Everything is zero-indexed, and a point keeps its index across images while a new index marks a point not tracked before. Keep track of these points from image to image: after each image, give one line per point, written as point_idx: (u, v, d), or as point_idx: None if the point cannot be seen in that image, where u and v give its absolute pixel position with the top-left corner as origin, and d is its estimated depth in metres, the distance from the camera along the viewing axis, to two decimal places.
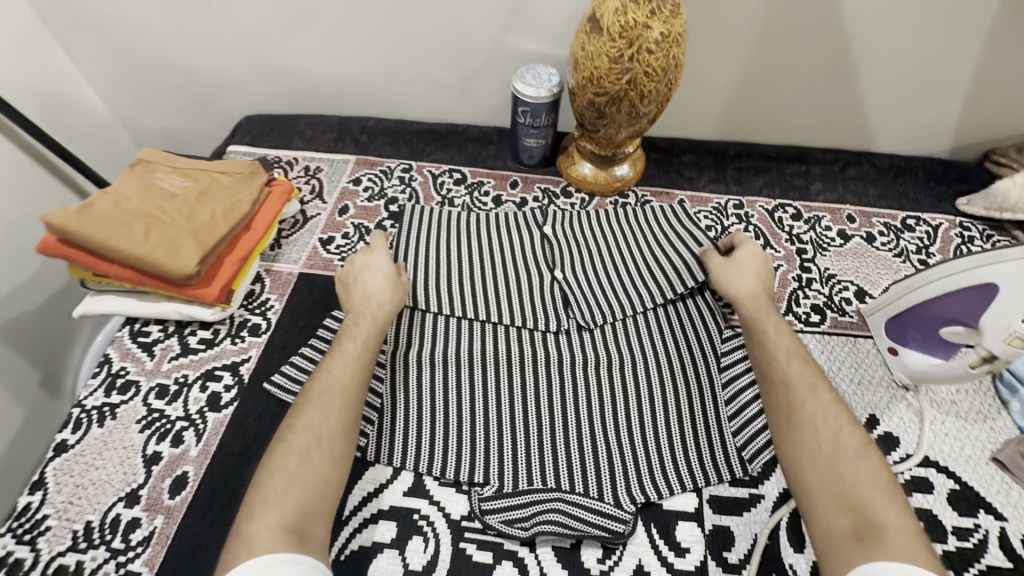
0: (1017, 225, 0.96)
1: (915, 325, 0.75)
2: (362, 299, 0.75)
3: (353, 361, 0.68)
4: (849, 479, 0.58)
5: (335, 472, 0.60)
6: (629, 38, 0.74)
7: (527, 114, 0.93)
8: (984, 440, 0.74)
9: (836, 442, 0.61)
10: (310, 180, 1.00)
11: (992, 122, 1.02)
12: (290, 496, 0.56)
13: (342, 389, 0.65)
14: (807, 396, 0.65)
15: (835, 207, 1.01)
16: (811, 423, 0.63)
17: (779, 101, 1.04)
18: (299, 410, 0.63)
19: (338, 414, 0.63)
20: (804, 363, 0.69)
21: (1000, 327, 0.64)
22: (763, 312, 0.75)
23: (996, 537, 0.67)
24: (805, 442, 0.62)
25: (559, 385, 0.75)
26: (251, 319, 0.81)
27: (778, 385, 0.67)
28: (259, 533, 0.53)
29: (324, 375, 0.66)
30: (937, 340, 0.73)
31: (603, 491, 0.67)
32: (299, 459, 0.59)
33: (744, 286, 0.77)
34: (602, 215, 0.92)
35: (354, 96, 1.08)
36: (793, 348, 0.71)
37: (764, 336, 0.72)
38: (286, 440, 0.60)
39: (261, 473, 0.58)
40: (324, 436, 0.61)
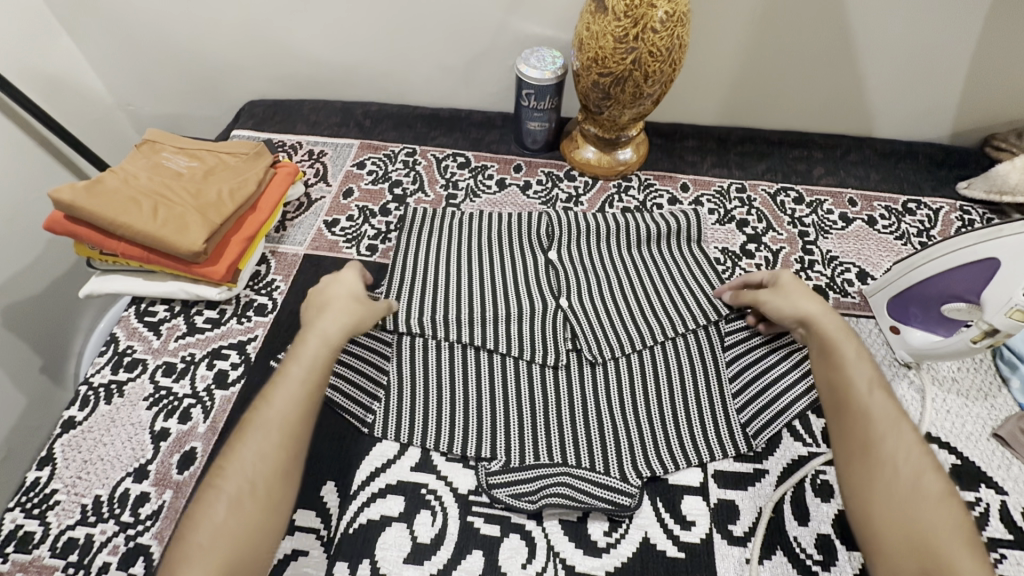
0: (1017, 209, 0.97)
1: (917, 302, 0.76)
2: (326, 316, 0.68)
3: (297, 390, 0.61)
4: (930, 528, 0.53)
5: (273, 521, 0.55)
6: (634, 17, 0.75)
7: (531, 96, 0.94)
8: (985, 417, 0.75)
9: (916, 486, 0.55)
10: (314, 163, 1.00)
11: (992, 107, 1.03)
12: (214, 552, 0.51)
13: (283, 425, 0.58)
14: (893, 437, 0.59)
15: (836, 190, 1.02)
16: (890, 463, 0.57)
17: (782, 86, 1.04)
18: (229, 450, 0.57)
19: (276, 454, 0.57)
20: (886, 397, 0.62)
21: (1001, 302, 0.64)
22: (840, 332, 0.68)
23: (997, 510, 0.67)
24: (882, 481, 0.56)
25: (567, 365, 0.76)
26: (257, 300, 0.81)
27: (862, 418, 0.60)
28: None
29: (262, 407, 0.60)
30: (941, 315, 0.74)
31: (609, 466, 0.68)
32: (229, 506, 0.54)
33: (814, 301, 0.71)
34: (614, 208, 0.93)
35: (357, 81, 1.09)
36: (877, 380, 0.64)
37: (840, 365, 0.65)
38: (217, 477, 0.55)
39: (187, 520, 0.54)
40: (256, 478, 0.55)
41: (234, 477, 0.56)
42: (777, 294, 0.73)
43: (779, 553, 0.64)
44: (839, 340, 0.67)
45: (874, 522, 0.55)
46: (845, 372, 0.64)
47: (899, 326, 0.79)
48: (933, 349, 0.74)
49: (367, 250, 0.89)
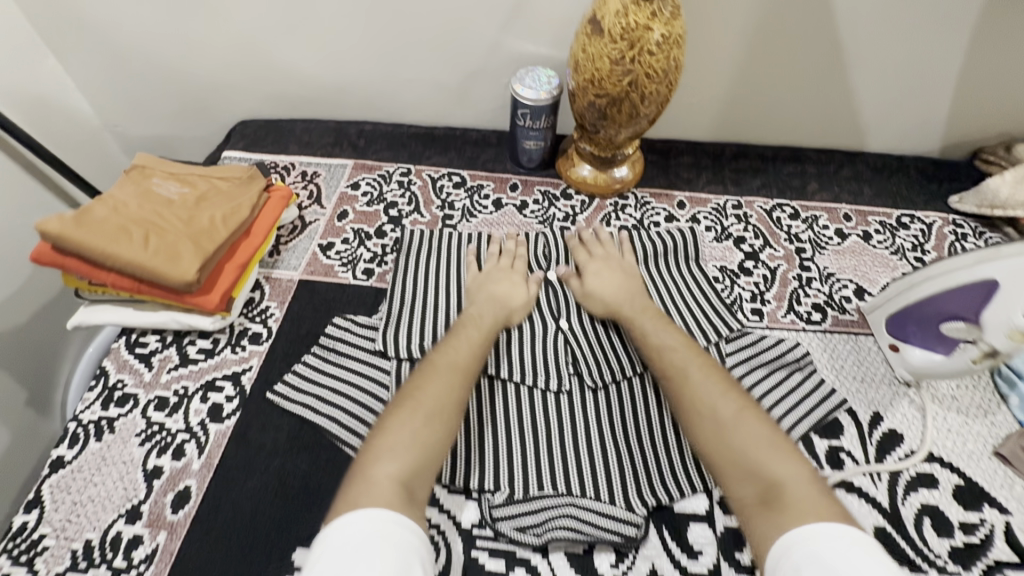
0: (1008, 223, 0.98)
1: (915, 321, 0.76)
2: (491, 301, 0.78)
3: (474, 347, 0.71)
4: (749, 451, 0.62)
5: (447, 444, 0.62)
6: (630, 40, 0.75)
7: (527, 116, 0.93)
8: (985, 435, 0.75)
9: (724, 425, 0.64)
10: (308, 185, 0.99)
11: (980, 122, 1.05)
12: (405, 455, 0.59)
13: (461, 371, 0.68)
14: (700, 389, 0.67)
15: (831, 206, 1.02)
16: (705, 414, 0.66)
17: (776, 103, 1.05)
18: (423, 379, 0.66)
19: (458, 392, 0.66)
20: (682, 355, 0.71)
21: (1001, 323, 0.66)
22: (638, 314, 0.77)
23: (1001, 531, 0.68)
24: (705, 424, 0.65)
25: (569, 390, 0.75)
26: (251, 328, 0.80)
27: (671, 374, 0.70)
28: (382, 477, 0.56)
29: (448, 354, 0.70)
30: (941, 335, 0.73)
31: (614, 495, 0.67)
32: (425, 421, 0.62)
33: (614, 296, 0.80)
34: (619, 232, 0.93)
35: (351, 100, 1.07)
36: (673, 340, 0.74)
37: (644, 336, 0.75)
38: (415, 397, 0.64)
39: (383, 424, 0.62)
40: (444, 406, 0.64)
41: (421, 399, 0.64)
42: (588, 285, 0.82)
43: None
44: (640, 318, 0.77)
45: (711, 463, 0.64)
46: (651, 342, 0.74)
47: (899, 344, 0.79)
48: (935, 368, 0.75)
49: (363, 273, 0.87)
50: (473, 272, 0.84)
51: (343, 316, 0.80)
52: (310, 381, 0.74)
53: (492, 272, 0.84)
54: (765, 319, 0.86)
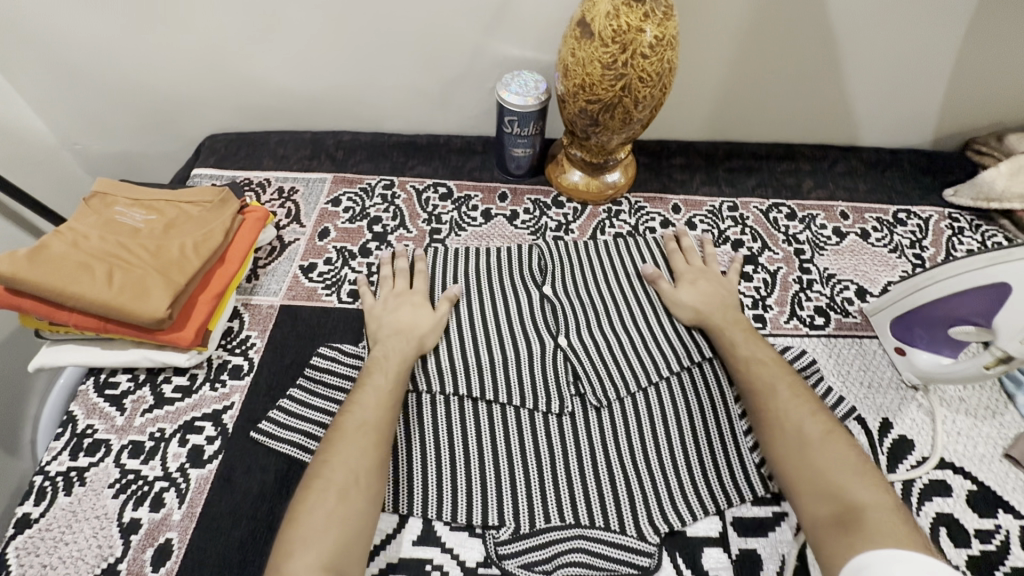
0: (1004, 215, 0.97)
1: (922, 323, 0.74)
2: (396, 338, 0.74)
3: (384, 397, 0.67)
4: (832, 468, 0.61)
5: (370, 513, 0.59)
6: (622, 43, 0.71)
7: (514, 123, 0.89)
8: (995, 437, 0.74)
9: (806, 440, 0.63)
10: (285, 203, 0.94)
11: (972, 113, 1.03)
12: (323, 540, 0.55)
13: (371, 429, 0.63)
14: (788, 402, 0.67)
15: (827, 204, 1.00)
16: (785, 427, 0.65)
17: (768, 99, 1.02)
18: (331, 447, 0.62)
19: (374, 451, 0.62)
20: (769, 367, 0.71)
21: (1015, 328, 0.63)
22: (725, 324, 0.76)
23: (1017, 537, 0.66)
24: (787, 436, 0.64)
25: (571, 413, 0.72)
26: (231, 361, 0.75)
27: (756, 386, 0.69)
28: (301, 569, 0.53)
29: (355, 411, 0.65)
30: (949, 337, 0.72)
31: (625, 523, 0.64)
32: (337, 497, 0.58)
33: (704, 305, 0.78)
34: (615, 240, 0.90)
35: (327, 110, 1.02)
36: (763, 354, 0.73)
37: (733, 347, 0.73)
38: (320, 476, 0.60)
39: (295, 509, 0.58)
40: (360, 474, 0.60)
41: (331, 472, 0.60)
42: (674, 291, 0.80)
43: None
44: (727, 326, 0.76)
45: (785, 476, 0.63)
46: (739, 353, 0.73)
47: (905, 347, 0.77)
48: (941, 372, 0.73)
49: (348, 296, 0.82)
50: (371, 300, 0.79)
51: (328, 345, 0.75)
52: (297, 416, 0.69)
53: (388, 300, 0.79)
54: (768, 326, 0.84)
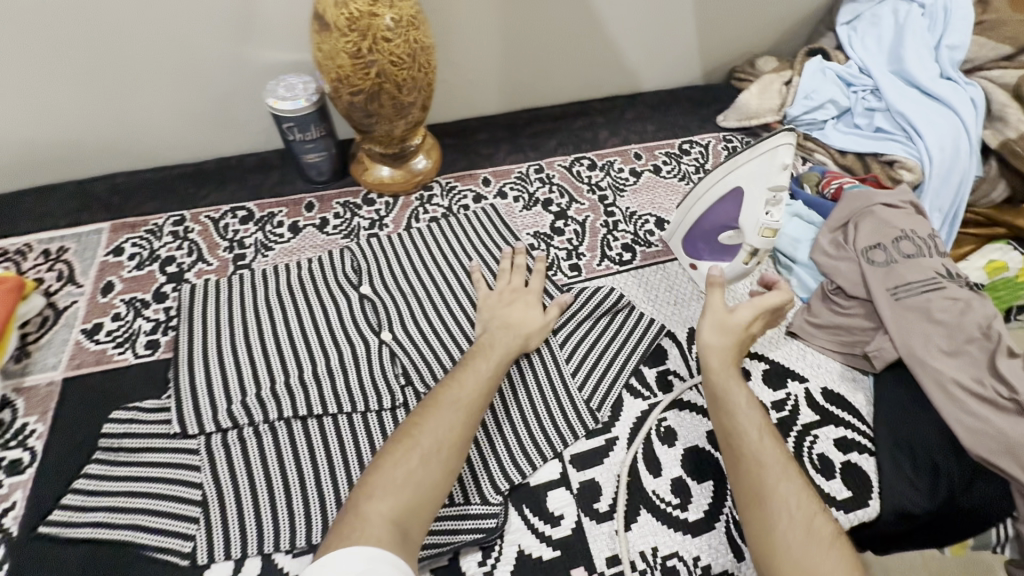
0: (764, 129, 1.12)
1: (702, 238, 0.81)
2: (505, 328, 0.73)
3: (485, 382, 0.66)
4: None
5: (443, 483, 0.58)
6: (360, 30, 0.70)
7: (294, 129, 0.86)
8: (780, 319, 0.86)
9: (806, 533, 0.53)
10: (53, 265, 0.83)
11: (724, 46, 1.17)
12: (398, 494, 0.55)
13: (464, 406, 0.63)
14: (783, 483, 0.57)
15: (622, 149, 1.08)
16: (779, 513, 0.55)
17: (551, 62, 1.07)
18: (424, 412, 0.62)
19: (464, 431, 0.61)
20: (772, 442, 0.60)
21: (754, 224, 0.73)
22: (727, 374, 0.66)
23: (804, 398, 0.77)
24: (779, 531, 0.54)
25: (405, 403, 0.71)
26: (6, 456, 0.65)
27: (748, 463, 0.59)
28: (373, 514, 0.52)
29: (454, 386, 0.65)
30: (717, 245, 0.81)
31: (469, 492, 0.66)
32: (420, 459, 0.57)
33: (716, 352, 0.67)
34: (429, 225, 0.91)
35: (87, 154, 0.91)
36: (764, 423, 0.62)
37: (733, 409, 0.64)
38: (411, 435, 0.59)
39: (382, 456, 0.58)
40: (445, 445, 0.59)
41: (425, 438, 0.59)
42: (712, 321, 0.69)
43: (642, 512, 0.66)
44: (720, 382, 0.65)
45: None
46: (738, 421, 0.62)
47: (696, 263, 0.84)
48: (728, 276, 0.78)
49: (146, 348, 0.75)
50: (483, 290, 0.80)
51: (125, 406, 0.69)
52: (97, 493, 0.62)
53: (207, 335, 0.76)
54: (583, 272, 0.89)
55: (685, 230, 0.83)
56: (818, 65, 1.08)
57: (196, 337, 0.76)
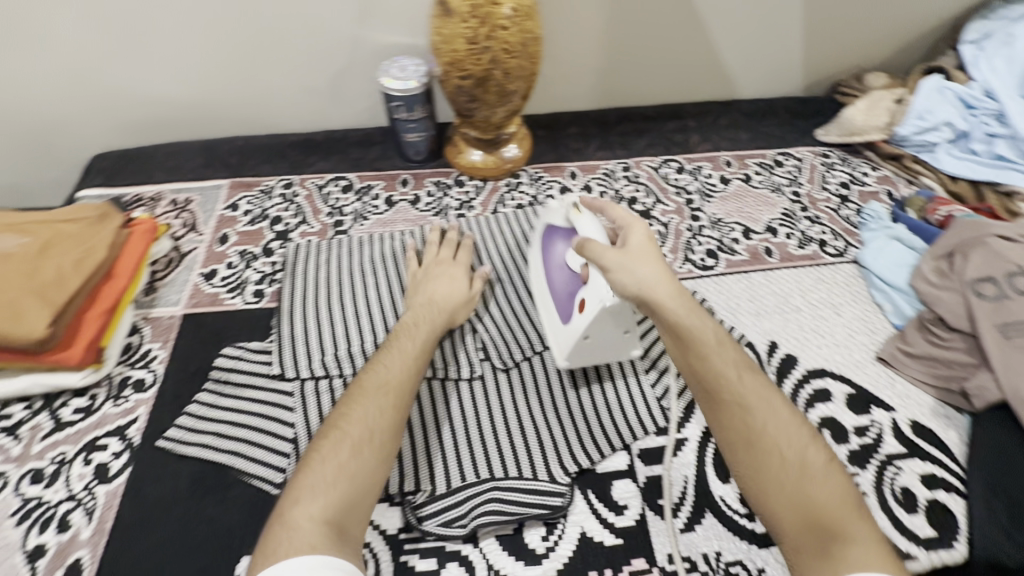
0: (868, 147, 1.07)
1: (566, 289, 0.72)
2: (428, 305, 0.74)
3: (411, 360, 0.65)
4: (830, 506, 0.53)
5: (381, 471, 0.57)
6: (481, 17, 0.74)
7: (401, 108, 0.91)
8: (868, 344, 0.82)
9: (802, 466, 0.56)
10: (180, 214, 0.92)
11: (832, 58, 1.12)
12: (331, 491, 0.53)
13: (389, 390, 0.62)
14: (764, 415, 0.59)
15: (713, 155, 1.07)
16: (773, 447, 0.57)
17: (649, 62, 1.07)
18: (351, 403, 0.61)
19: (393, 410, 0.60)
20: (752, 376, 0.62)
21: (562, 207, 0.75)
22: (695, 312, 0.64)
23: (889, 427, 0.74)
24: (772, 469, 0.56)
25: (481, 376, 0.74)
26: (133, 375, 0.74)
27: (731, 403, 0.60)
28: (303, 519, 0.51)
29: (380, 369, 0.64)
30: (565, 275, 0.73)
31: (537, 468, 0.67)
32: (350, 450, 0.56)
33: (657, 283, 0.63)
34: (515, 211, 0.93)
35: (215, 116, 1.00)
36: (737, 358, 0.63)
37: (705, 351, 0.62)
38: (339, 428, 0.58)
39: (310, 455, 0.57)
40: (376, 432, 0.58)
41: (349, 428, 0.58)
42: (625, 259, 0.63)
43: (708, 515, 0.66)
44: (684, 313, 0.63)
45: (773, 517, 0.55)
46: (708, 356, 0.62)
47: (581, 298, 0.69)
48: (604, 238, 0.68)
49: (253, 296, 0.82)
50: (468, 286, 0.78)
51: (234, 345, 0.76)
52: (206, 419, 0.69)
53: (302, 291, 0.81)
54: None
55: (553, 310, 0.75)
56: (937, 83, 1.00)
57: (296, 290, 0.82)
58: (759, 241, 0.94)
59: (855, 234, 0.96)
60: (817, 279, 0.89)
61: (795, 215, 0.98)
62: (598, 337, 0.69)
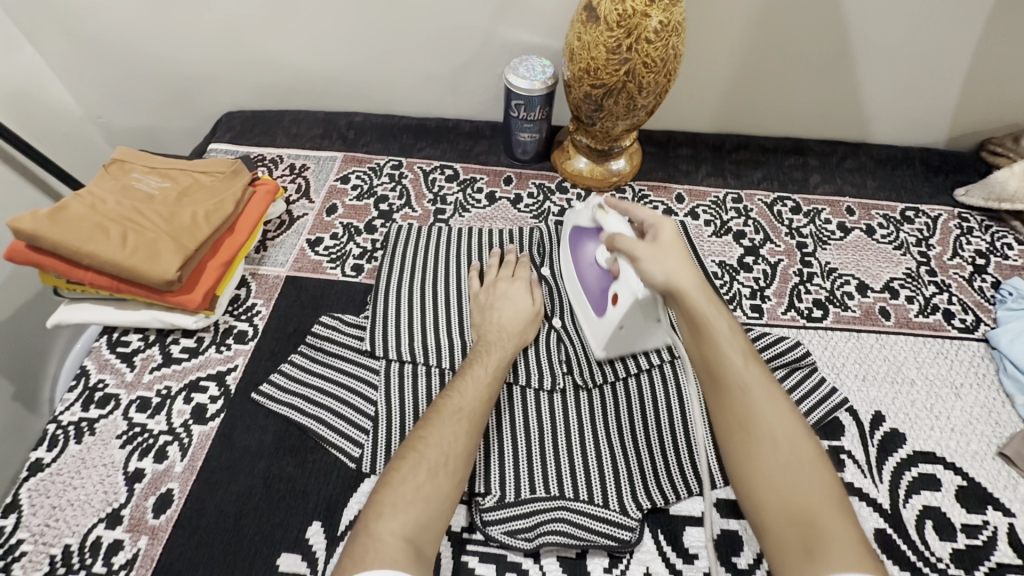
0: (1016, 216, 0.96)
1: (595, 291, 0.74)
2: (500, 330, 0.73)
3: (484, 388, 0.65)
4: (812, 499, 0.50)
5: (453, 496, 0.57)
6: (627, 28, 0.72)
7: (520, 107, 0.90)
8: (989, 435, 0.74)
9: (791, 456, 0.52)
10: (296, 178, 0.97)
11: (989, 113, 1.01)
12: (410, 511, 0.54)
13: (466, 415, 0.62)
14: (763, 405, 0.55)
15: (833, 199, 1.00)
16: (765, 439, 0.53)
17: (780, 91, 1.01)
18: (427, 423, 0.61)
19: (467, 437, 0.61)
20: (757, 368, 0.57)
21: (589, 208, 0.76)
22: (709, 299, 0.60)
23: (1005, 533, 0.66)
24: (762, 457, 0.52)
25: (562, 390, 0.73)
26: (236, 326, 0.78)
27: (728, 389, 0.56)
28: (386, 533, 0.52)
29: (455, 396, 0.64)
30: (597, 272, 0.74)
31: (608, 498, 0.65)
32: (428, 475, 0.57)
33: (680, 271, 0.61)
34: None
35: (340, 90, 1.04)
36: (743, 347, 0.58)
37: (712, 339, 0.58)
38: (417, 449, 0.59)
39: (388, 473, 0.57)
40: (450, 456, 0.59)
41: (425, 452, 0.58)
42: (650, 250, 0.63)
43: None
44: (699, 299, 0.59)
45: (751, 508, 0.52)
46: (717, 340, 0.58)
47: (613, 292, 0.70)
48: (632, 234, 0.67)
49: (352, 270, 0.85)
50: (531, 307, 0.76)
51: (331, 315, 0.78)
52: (296, 381, 0.72)
53: (397, 272, 0.82)
54: (764, 316, 0.84)
55: (586, 312, 0.76)
56: None
57: (393, 269, 0.83)
58: (874, 300, 0.87)
59: (987, 310, 0.86)
60: (937, 353, 0.81)
61: (920, 278, 0.90)
62: (632, 328, 0.70)
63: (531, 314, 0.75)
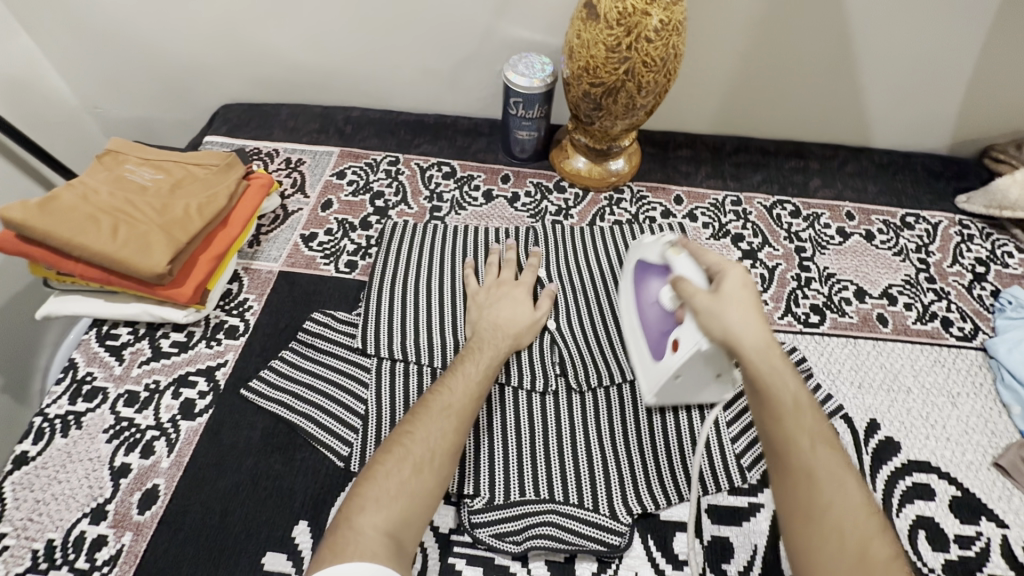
0: (1016, 225, 0.95)
1: (653, 334, 0.68)
2: (495, 330, 0.72)
3: (474, 387, 0.65)
4: None
5: (437, 493, 0.57)
6: (627, 26, 0.71)
7: (518, 105, 0.89)
8: (985, 445, 0.73)
9: (862, 550, 0.50)
10: (291, 173, 0.96)
11: (992, 120, 1.00)
12: (391, 505, 0.54)
13: (455, 411, 0.61)
14: (831, 492, 0.53)
15: (833, 203, 0.99)
16: (830, 528, 0.52)
17: (782, 94, 1.00)
18: (415, 419, 0.60)
19: (455, 435, 0.60)
20: (829, 453, 0.55)
21: (658, 246, 0.71)
22: (781, 372, 0.57)
23: (998, 545, 0.65)
24: (827, 546, 0.51)
25: (555, 392, 0.72)
26: (227, 321, 0.77)
27: (794, 470, 0.55)
28: (367, 527, 0.52)
29: (444, 393, 0.63)
30: (658, 313, 0.69)
31: (598, 501, 0.64)
32: (413, 470, 0.56)
33: (752, 335, 0.58)
34: (612, 226, 0.90)
35: (338, 84, 1.03)
36: (816, 430, 0.56)
37: (779, 415, 0.56)
38: (403, 444, 0.58)
39: (372, 467, 0.57)
40: (437, 452, 0.58)
41: (411, 446, 0.58)
42: (717, 304, 0.59)
43: None
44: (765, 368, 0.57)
45: None
46: (785, 417, 0.56)
47: (675, 337, 0.65)
48: (699, 282, 0.63)
49: (346, 266, 0.84)
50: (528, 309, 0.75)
51: (322, 311, 0.78)
52: (286, 377, 0.71)
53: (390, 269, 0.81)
54: None
55: (637, 354, 0.71)
56: None
57: (387, 267, 0.82)
58: (872, 306, 0.86)
59: (986, 319, 0.85)
60: (934, 360, 0.81)
61: (918, 285, 0.89)
62: (688, 378, 0.66)
63: (528, 316, 0.74)
